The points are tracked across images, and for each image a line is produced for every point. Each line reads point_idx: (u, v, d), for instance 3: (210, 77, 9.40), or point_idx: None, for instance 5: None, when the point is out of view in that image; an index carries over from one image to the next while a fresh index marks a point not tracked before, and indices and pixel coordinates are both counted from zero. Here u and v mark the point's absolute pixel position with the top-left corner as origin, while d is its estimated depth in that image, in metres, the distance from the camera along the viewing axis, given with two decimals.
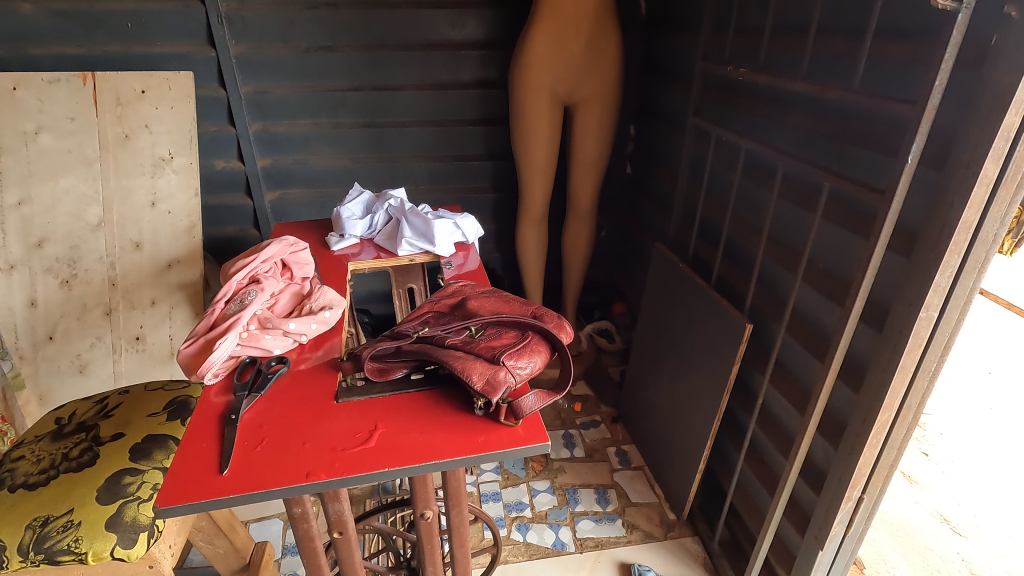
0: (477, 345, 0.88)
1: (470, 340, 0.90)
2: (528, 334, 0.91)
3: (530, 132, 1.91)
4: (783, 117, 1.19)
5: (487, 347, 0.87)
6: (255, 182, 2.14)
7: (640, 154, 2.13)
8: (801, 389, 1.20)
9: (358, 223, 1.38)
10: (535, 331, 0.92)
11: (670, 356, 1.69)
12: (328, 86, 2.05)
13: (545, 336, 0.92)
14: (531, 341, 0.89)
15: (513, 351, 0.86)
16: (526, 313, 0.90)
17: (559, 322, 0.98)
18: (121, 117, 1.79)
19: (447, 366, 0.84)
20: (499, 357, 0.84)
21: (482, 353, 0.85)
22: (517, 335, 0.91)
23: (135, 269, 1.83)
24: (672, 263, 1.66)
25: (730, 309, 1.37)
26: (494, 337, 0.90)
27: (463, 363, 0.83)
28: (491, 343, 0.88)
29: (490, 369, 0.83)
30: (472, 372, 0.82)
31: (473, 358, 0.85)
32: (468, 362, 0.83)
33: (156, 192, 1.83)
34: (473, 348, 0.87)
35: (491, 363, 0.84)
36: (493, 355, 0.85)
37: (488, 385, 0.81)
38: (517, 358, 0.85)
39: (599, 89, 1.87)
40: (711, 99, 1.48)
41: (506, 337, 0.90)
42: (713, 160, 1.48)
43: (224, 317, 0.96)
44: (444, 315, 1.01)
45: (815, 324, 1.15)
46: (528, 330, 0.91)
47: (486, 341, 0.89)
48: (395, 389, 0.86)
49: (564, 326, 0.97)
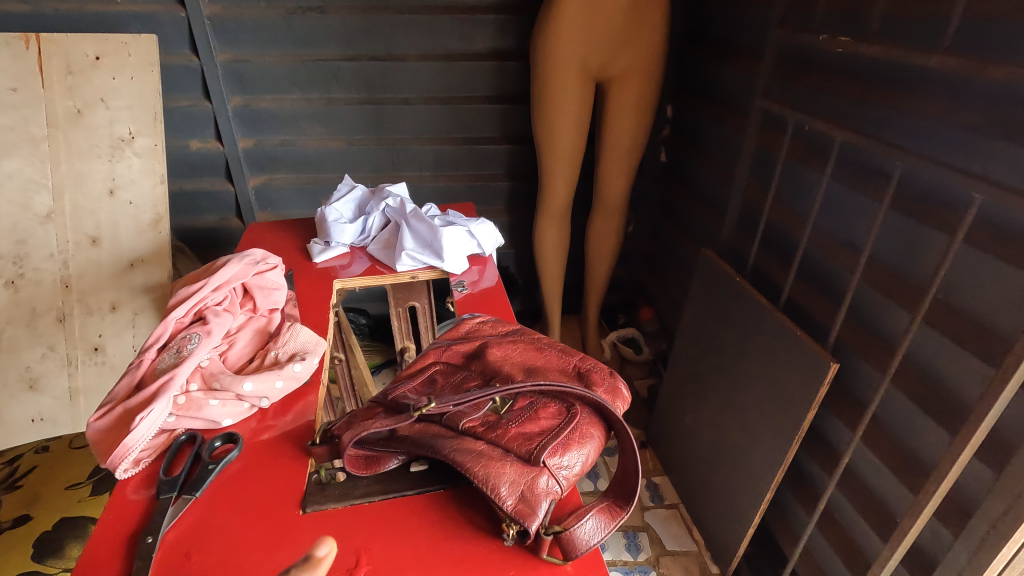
0: (505, 429, 0.61)
1: (494, 420, 0.63)
2: (575, 408, 0.64)
3: (555, 114, 1.61)
4: (900, 103, 0.91)
5: (518, 433, 0.61)
6: (236, 165, 1.87)
7: (677, 140, 1.84)
8: (909, 456, 0.94)
9: (348, 228, 1.10)
10: (584, 403, 0.66)
11: (716, 384, 1.43)
12: (319, 55, 1.76)
13: (598, 411, 0.66)
14: (579, 422, 0.63)
15: (556, 444, 0.60)
16: (576, 385, 0.63)
17: (613, 386, 0.71)
18: (71, 89, 1.51)
19: (463, 469, 0.58)
20: (538, 454, 0.58)
21: (513, 446, 0.59)
22: (560, 409, 0.64)
23: (93, 268, 1.56)
24: (725, 275, 1.38)
25: (807, 341, 1.10)
26: (529, 414, 0.63)
27: (485, 465, 0.57)
28: (523, 425, 0.62)
29: (525, 475, 0.57)
30: (500, 480, 0.56)
31: (498, 455, 0.59)
32: (493, 465, 0.57)
33: (115, 177, 1.56)
34: (499, 435, 0.60)
35: (526, 463, 0.58)
36: (529, 448, 0.59)
37: (523, 503, 0.55)
38: (564, 453, 0.60)
39: (638, 62, 1.57)
40: (787, 77, 1.18)
41: (545, 414, 0.64)
42: (787, 154, 1.19)
43: (154, 374, 0.70)
44: (456, 372, 0.74)
45: (935, 375, 0.89)
46: (574, 401, 0.65)
47: (516, 423, 0.62)
48: (388, 492, 0.61)
49: (619, 391, 0.71)
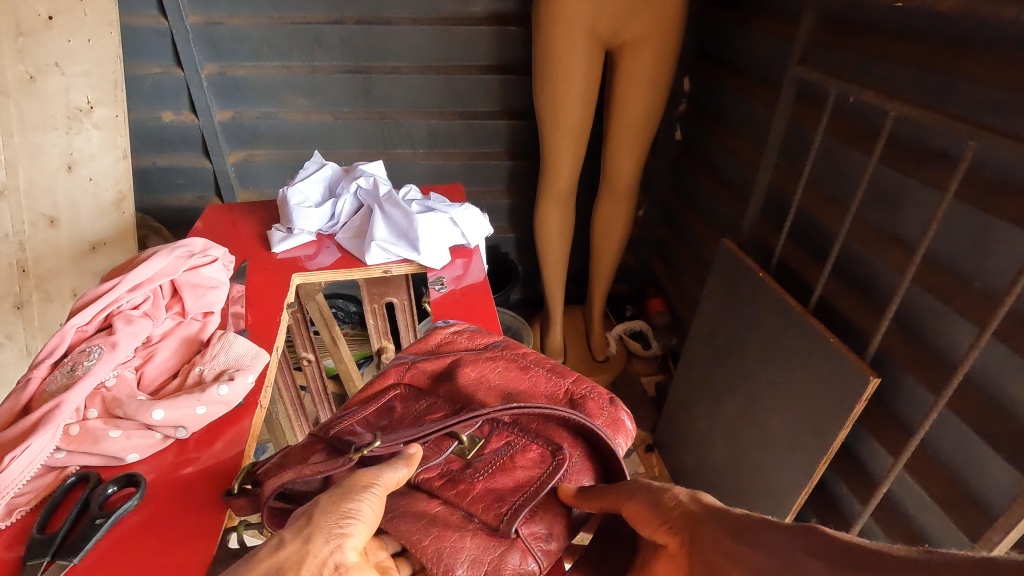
0: (469, 485, 0.48)
1: (458, 470, 0.50)
2: (562, 452, 0.50)
3: (560, 85, 1.44)
4: (977, 70, 0.75)
5: (485, 491, 0.48)
6: (213, 139, 1.72)
7: (695, 116, 1.67)
8: (963, 492, 0.80)
9: (313, 213, 0.95)
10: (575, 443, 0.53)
11: (731, 390, 1.28)
12: (299, 18, 1.59)
13: (587, 456, 0.52)
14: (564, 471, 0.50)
15: (532, 505, 0.47)
16: (558, 406, 0.49)
17: (614, 417, 0.57)
18: (22, 51, 1.36)
19: (408, 542, 0.45)
20: (507, 522, 0.45)
21: (476, 510, 0.46)
22: (544, 453, 0.51)
23: (51, 251, 1.43)
24: (747, 270, 1.22)
25: (843, 350, 0.95)
26: (502, 459, 0.50)
27: (438, 537, 0.45)
28: (493, 477, 0.49)
29: (490, 551, 0.44)
30: (456, 558, 0.43)
31: (457, 520, 0.46)
32: (447, 538, 0.44)
33: (73, 151, 1.42)
34: (460, 494, 0.48)
35: (494, 534, 0.45)
36: (498, 514, 0.46)
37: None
38: (543, 518, 0.47)
39: (654, 27, 1.39)
40: (833, 42, 1.01)
41: (523, 459, 0.50)
42: (826, 131, 1.03)
43: (42, 398, 0.56)
44: (419, 397, 0.60)
45: (1005, 402, 0.74)
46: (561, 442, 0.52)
47: (484, 474, 0.49)
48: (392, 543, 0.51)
49: (620, 423, 0.56)
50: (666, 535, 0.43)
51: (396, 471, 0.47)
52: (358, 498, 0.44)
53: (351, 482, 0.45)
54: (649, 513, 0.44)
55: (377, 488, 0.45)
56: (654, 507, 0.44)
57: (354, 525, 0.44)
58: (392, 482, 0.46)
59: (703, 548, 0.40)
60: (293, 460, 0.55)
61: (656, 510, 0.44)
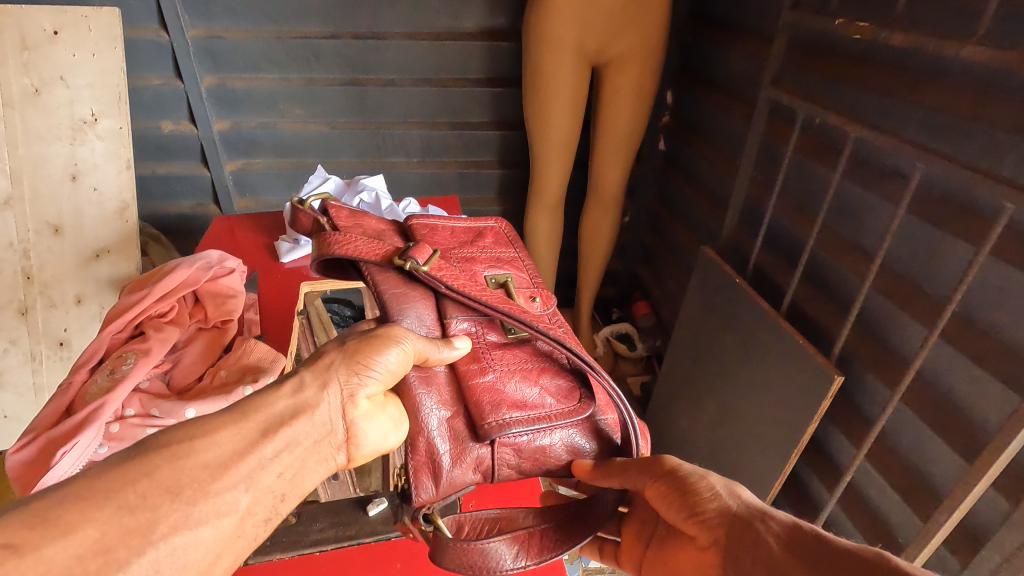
0: (478, 367, 0.55)
1: (476, 351, 0.57)
2: (581, 407, 0.56)
3: (548, 99, 1.51)
4: (924, 97, 0.83)
5: (487, 389, 0.54)
6: (211, 149, 1.77)
7: (677, 127, 1.75)
8: (919, 481, 0.88)
9: None
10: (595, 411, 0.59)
11: (712, 388, 1.36)
12: (298, 32, 1.64)
13: (598, 427, 0.59)
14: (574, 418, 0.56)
15: (528, 425, 0.53)
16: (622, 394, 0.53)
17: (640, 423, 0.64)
18: (27, 65, 1.40)
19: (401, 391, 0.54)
20: (494, 424, 0.52)
21: (469, 396, 0.54)
22: (570, 392, 0.57)
23: (55, 258, 1.46)
24: (725, 276, 1.30)
25: (812, 351, 1.03)
26: (517, 370, 0.57)
27: (425, 394, 0.54)
28: (506, 375, 0.56)
29: (460, 441, 0.53)
30: (427, 426, 0.52)
31: (449, 395, 0.55)
32: (429, 403, 0.53)
33: (77, 161, 1.46)
34: (464, 376, 0.55)
35: (471, 430, 0.53)
36: (489, 415, 0.52)
37: (429, 464, 0.51)
38: (526, 439, 0.55)
39: (638, 45, 1.47)
40: (801, 66, 1.10)
41: (544, 383, 0.57)
42: (796, 149, 1.12)
43: (85, 400, 0.63)
44: (508, 246, 0.68)
45: (952, 396, 0.82)
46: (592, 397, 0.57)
47: (495, 371, 0.56)
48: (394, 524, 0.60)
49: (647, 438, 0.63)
50: (699, 526, 0.54)
51: (439, 351, 0.52)
52: (385, 350, 0.49)
53: (383, 331, 0.50)
54: (680, 502, 0.55)
55: (408, 346, 0.50)
56: (687, 499, 0.54)
57: (370, 377, 0.49)
58: (420, 353, 0.51)
59: (739, 545, 0.51)
60: (367, 231, 0.61)
61: (687, 504, 0.54)
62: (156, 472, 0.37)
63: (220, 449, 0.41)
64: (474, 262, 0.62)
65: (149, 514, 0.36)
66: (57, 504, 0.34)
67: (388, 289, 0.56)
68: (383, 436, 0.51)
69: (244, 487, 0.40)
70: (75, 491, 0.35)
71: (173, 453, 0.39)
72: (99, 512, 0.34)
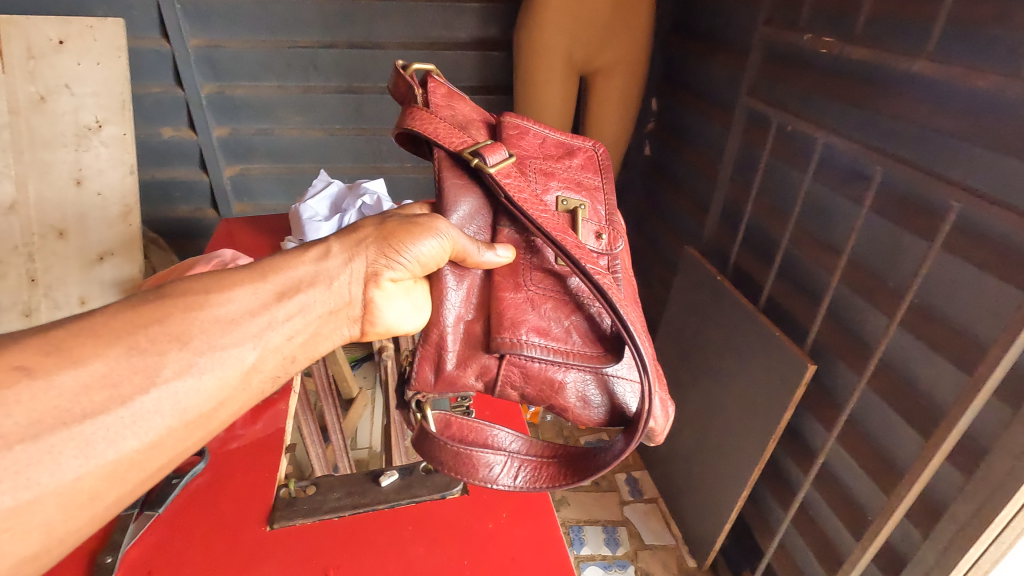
0: (511, 277, 0.57)
1: (517, 262, 0.57)
2: (600, 363, 0.56)
3: (538, 105, 1.58)
4: (881, 106, 0.91)
5: (512, 303, 0.56)
6: (211, 154, 1.81)
7: (661, 132, 1.84)
8: (886, 460, 0.95)
9: (324, 226, 1.07)
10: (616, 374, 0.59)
11: (697, 381, 1.43)
12: (296, 41, 1.70)
13: (612, 388, 0.59)
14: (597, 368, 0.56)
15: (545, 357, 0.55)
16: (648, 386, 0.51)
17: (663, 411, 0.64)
18: (33, 73, 1.44)
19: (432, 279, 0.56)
20: (510, 339, 0.54)
21: (495, 300, 0.55)
22: (596, 342, 0.57)
23: (59, 262, 1.48)
24: (708, 275, 1.38)
25: (787, 342, 1.10)
26: (545, 297, 0.57)
27: (453, 283, 0.56)
28: (538, 299, 0.57)
29: (471, 346, 0.55)
30: (445, 323, 0.55)
31: (477, 297, 0.57)
32: (455, 292, 0.56)
33: (81, 167, 1.50)
34: (496, 283, 0.56)
35: (485, 339, 0.55)
36: (506, 329, 0.54)
37: (435, 355, 0.55)
38: (538, 367, 0.56)
39: (623, 55, 1.54)
40: (774, 76, 1.18)
41: (574, 321, 0.58)
42: (771, 153, 1.19)
43: None
44: (595, 173, 0.66)
45: (912, 379, 0.90)
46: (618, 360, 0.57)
47: (525, 289, 0.57)
48: (403, 494, 0.65)
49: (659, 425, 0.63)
50: None
51: (476, 254, 0.53)
52: (415, 240, 0.53)
53: (423, 222, 0.53)
54: None
55: (441, 240, 0.52)
56: None
57: (392, 262, 0.55)
58: (450, 250, 0.53)
59: None
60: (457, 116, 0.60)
61: None
62: (168, 320, 0.42)
63: (232, 306, 0.46)
64: (551, 178, 0.62)
65: (156, 356, 0.40)
66: (74, 338, 0.38)
67: (450, 178, 0.56)
68: (399, 316, 0.58)
69: (253, 346, 0.46)
70: (92, 326, 0.40)
71: (189, 304, 0.44)
72: (109, 350, 0.39)
